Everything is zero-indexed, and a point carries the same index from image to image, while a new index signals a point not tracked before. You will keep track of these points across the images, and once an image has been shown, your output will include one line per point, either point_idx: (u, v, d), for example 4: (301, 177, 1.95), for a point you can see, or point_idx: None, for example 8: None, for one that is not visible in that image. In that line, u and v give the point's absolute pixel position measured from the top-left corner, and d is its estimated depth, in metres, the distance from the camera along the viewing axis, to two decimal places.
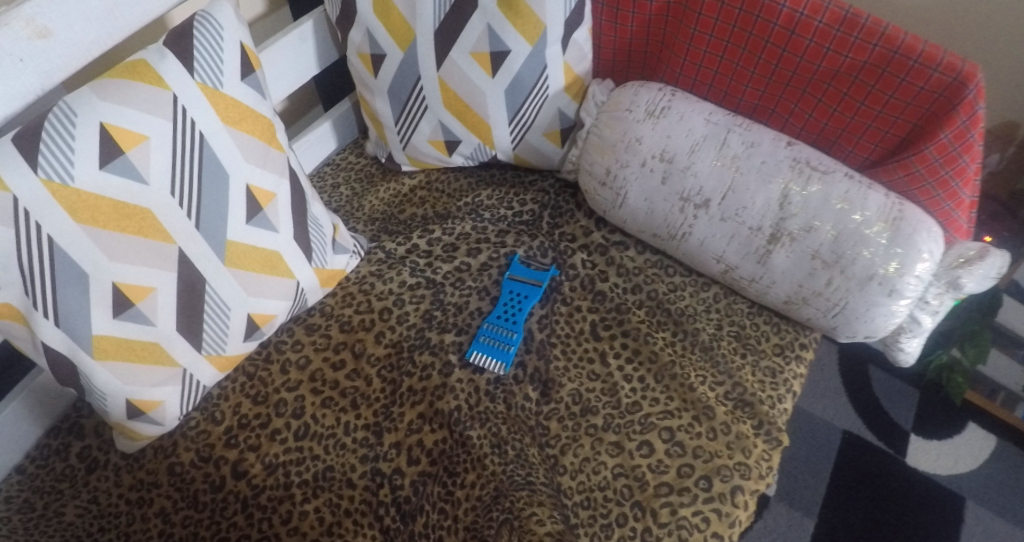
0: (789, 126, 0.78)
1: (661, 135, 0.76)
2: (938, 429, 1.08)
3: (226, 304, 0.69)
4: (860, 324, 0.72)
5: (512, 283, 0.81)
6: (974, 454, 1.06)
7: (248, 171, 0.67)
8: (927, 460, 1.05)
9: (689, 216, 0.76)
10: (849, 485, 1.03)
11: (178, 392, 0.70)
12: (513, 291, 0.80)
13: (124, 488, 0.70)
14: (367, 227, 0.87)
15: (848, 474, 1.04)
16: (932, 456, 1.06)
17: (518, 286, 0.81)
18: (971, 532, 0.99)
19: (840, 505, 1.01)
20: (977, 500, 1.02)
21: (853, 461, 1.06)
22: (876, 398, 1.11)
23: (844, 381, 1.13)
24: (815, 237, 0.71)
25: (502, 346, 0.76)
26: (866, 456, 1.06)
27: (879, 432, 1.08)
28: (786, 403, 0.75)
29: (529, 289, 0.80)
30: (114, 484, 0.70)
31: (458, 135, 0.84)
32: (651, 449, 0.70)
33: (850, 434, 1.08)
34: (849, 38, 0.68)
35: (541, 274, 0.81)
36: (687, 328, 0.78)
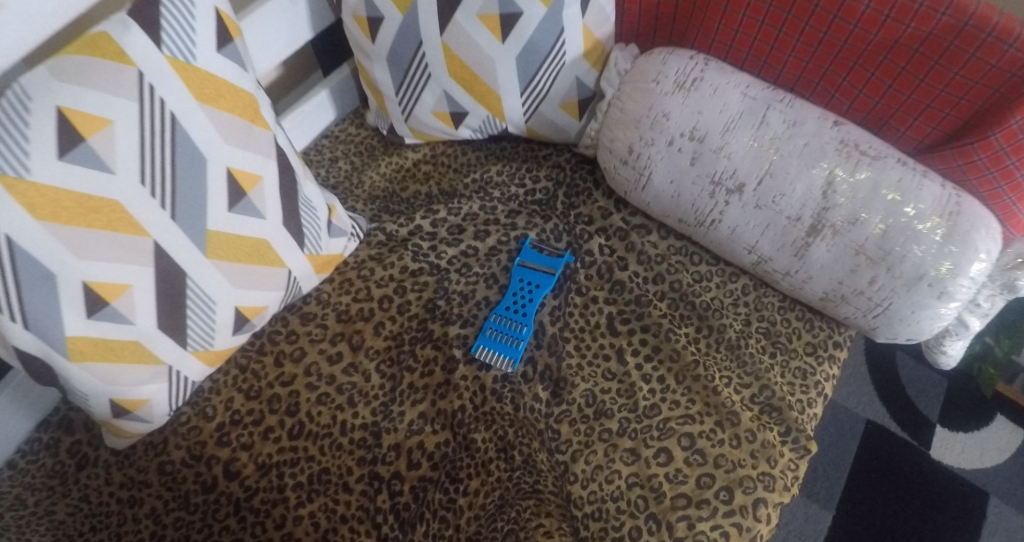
0: (835, 102, 0.69)
1: (692, 110, 0.68)
2: (967, 420, 1.03)
3: (211, 297, 0.64)
4: (902, 327, 0.66)
5: (522, 271, 0.75)
6: (1001, 447, 1.00)
7: (228, 154, 0.61)
8: (953, 453, 1.00)
9: (720, 202, 0.69)
10: (868, 477, 0.99)
11: (166, 391, 0.66)
12: (524, 279, 0.74)
13: (115, 486, 0.68)
14: (367, 206, 0.81)
15: (868, 465, 1.00)
16: (958, 449, 1.01)
17: (530, 274, 0.74)
18: (992, 530, 0.95)
19: (857, 497, 0.97)
20: (1000, 497, 0.97)
21: (874, 452, 1.01)
22: (903, 387, 1.06)
23: (870, 367, 1.08)
24: (860, 231, 0.63)
25: (510, 341, 0.70)
26: (888, 448, 1.01)
27: (904, 422, 1.03)
28: (816, 408, 0.70)
29: (541, 277, 0.74)
30: (104, 482, 0.68)
31: (463, 106, 0.77)
32: (670, 457, 0.65)
33: (874, 425, 1.03)
34: (912, 4, 0.59)
35: (555, 260, 0.75)
36: (713, 323, 0.72)
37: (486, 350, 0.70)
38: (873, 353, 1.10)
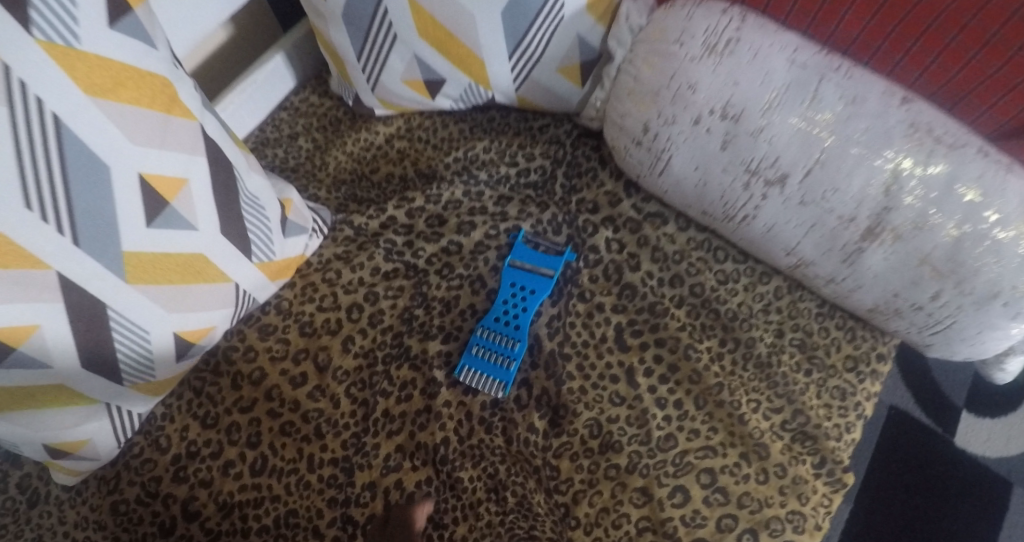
0: (900, 71, 0.53)
1: (724, 82, 0.54)
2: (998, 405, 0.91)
3: (142, 326, 0.54)
4: (961, 346, 0.55)
5: (514, 273, 0.63)
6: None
7: (139, 156, 0.50)
8: (978, 441, 0.89)
9: (756, 195, 0.56)
10: (886, 468, 0.89)
11: (109, 427, 0.58)
12: (516, 284, 0.63)
13: (69, 526, 0.61)
14: (332, 193, 0.69)
15: (887, 456, 0.90)
16: (983, 437, 0.90)
17: (523, 277, 0.63)
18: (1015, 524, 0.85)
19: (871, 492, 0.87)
20: None
21: (895, 441, 0.90)
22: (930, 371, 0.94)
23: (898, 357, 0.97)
24: (927, 236, 0.51)
25: (501, 362, 0.60)
26: (909, 436, 0.90)
27: (928, 406, 0.92)
28: (855, 433, 0.60)
29: (536, 282, 0.63)
30: (57, 523, 0.61)
31: (439, 73, 0.63)
32: (686, 497, 0.56)
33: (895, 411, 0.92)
34: None
35: (552, 260, 0.64)
36: (740, 336, 0.61)
37: (472, 373, 0.60)
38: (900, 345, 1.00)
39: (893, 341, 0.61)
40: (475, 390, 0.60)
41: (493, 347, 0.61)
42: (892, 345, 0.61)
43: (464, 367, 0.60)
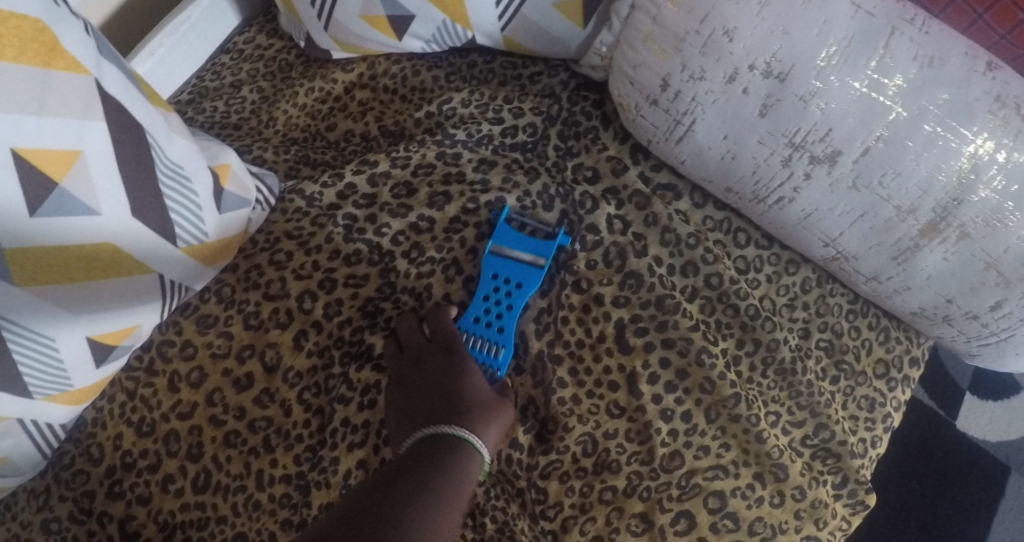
0: (978, 28, 0.43)
1: (771, 28, 0.41)
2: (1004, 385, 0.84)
3: (45, 331, 0.45)
4: (1014, 359, 0.48)
5: (499, 260, 0.53)
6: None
7: (10, 127, 0.39)
8: (979, 424, 0.82)
9: (798, 173, 0.45)
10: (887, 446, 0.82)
11: (28, 441, 0.49)
12: (503, 275, 0.52)
13: None
14: (280, 154, 0.57)
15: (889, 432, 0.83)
16: (985, 421, 0.82)
17: (511, 265, 0.52)
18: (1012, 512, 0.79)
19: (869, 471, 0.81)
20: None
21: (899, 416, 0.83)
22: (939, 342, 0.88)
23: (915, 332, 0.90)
24: (997, 237, 0.41)
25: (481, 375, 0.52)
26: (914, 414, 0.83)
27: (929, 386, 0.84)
28: (881, 448, 0.52)
29: (526, 273, 0.52)
30: None
31: (407, 8, 0.50)
32: (691, 524, 0.49)
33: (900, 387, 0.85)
34: None
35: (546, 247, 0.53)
36: (763, 338, 0.52)
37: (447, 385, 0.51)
38: None
39: (928, 341, 0.53)
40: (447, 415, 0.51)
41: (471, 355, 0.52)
42: (926, 347, 0.53)
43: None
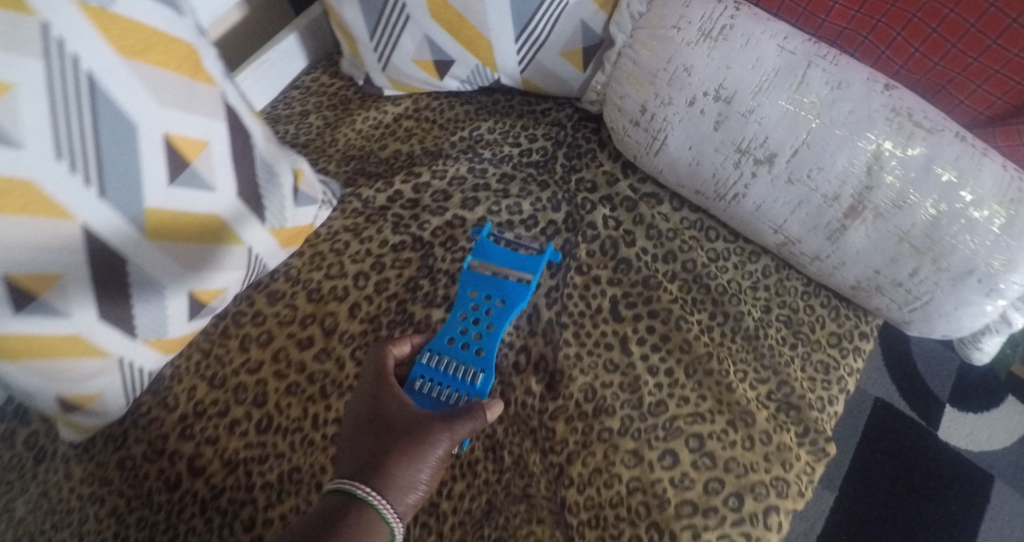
0: (884, 61, 0.57)
1: (718, 65, 0.57)
2: (979, 400, 1.00)
3: (158, 283, 0.56)
4: (941, 322, 0.58)
5: (479, 279, 0.64)
6: (1010, 429, 0.98)
7: (165, 116, 0.52)
8: (960, 435, 0.98)
9: (746, 173, 0.58)
10: (873, 455, 0.97)
11: (120, 382, 0.60)
12: (484, 292, 0.63)
13: (75, 481, 0.64)
14: (340, 167, 0.71)
15: (874, 443, 0.98)
16: (965, 432, 0.98)
17: (490, 282, 0.63)
18: (995, 513, 0.93)
19: (860, 475, 0.95)
20: (1005, 480, 0.95)
21: (884, 429, 0.98)
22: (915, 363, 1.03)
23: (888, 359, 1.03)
24: (906, 214, 0.54)
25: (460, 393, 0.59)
26: (897, 427, 0.98)
27: (914, 402, 1.00)
28: (838, 406, 0.63)
29: (507, 289, 0.63)
30: (64, 478, 0.64)
31: (448, 54, 0.66)
32: (676, 460, 0.59)
33: (882, 403, 1.00)
34: None
35: (527, 263, 0.64)
36: (729, 310, 0.64)
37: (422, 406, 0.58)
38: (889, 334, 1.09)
39: (876, 321, 0.65)
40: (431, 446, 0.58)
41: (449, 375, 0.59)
42: (876, 325, 0.65)
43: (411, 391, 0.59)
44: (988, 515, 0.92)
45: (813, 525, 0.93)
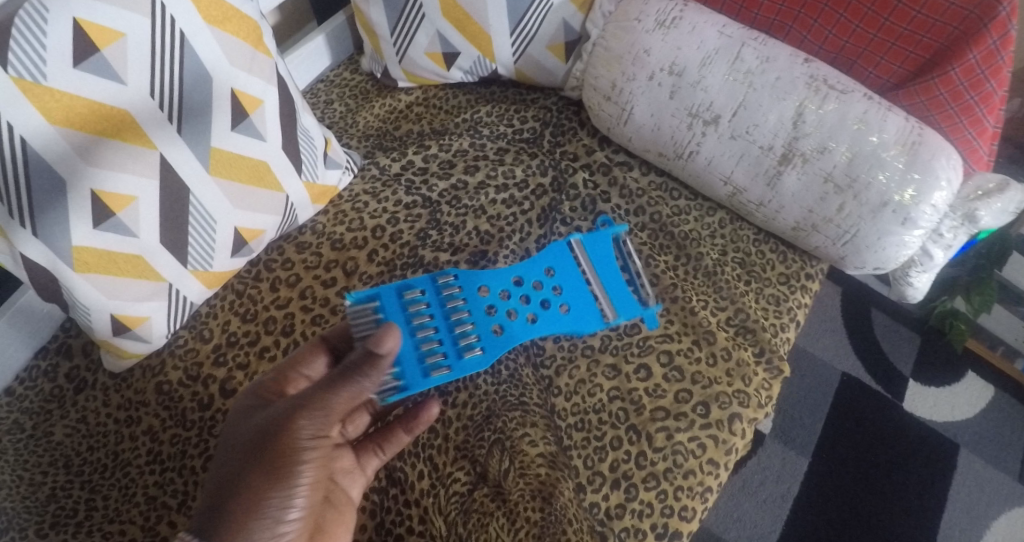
0: (807, 44, 0.72)
1: (671, 46, 0.71)
2: (941, 375, 1.10)
3: (212, 216, 0.66)
4: (869, 254, 0.69)
5: (573, 278, 0.74)
6: (971, 402, 1.08)
7: (233, 76, 0.64)
8: (926, 406, 1.07)
9: (698, 134, 0.71)
10: (844, 426, 1.05)
11: (166, 308, 0.68)
12: (556, 283, 0.74)
13: (113, 407, 0.70)
14: (361, 143, 0.84)
15: (844, 415, 1.06)
16: (931, 402, 1.07)
17: (571, 286, 0.74)
18: (963, 479, 1.02)
19: (834, 444, 1.03)
20: (971, 448, 1.04)
21: (851, 402, 1.07)
22: (878, 342, 1.11)
23: (854, 340, 1.11)
24: (827, 158, 0.66)
25: (449, 356, 0.67)
26: (864, 398, 1.07)
27: (879, 375, 1.09)
28: (789, 332, 0.74)
29: (585, 304, 0.73)
30: (103, 404, 0.70)
31: (455, 46, 0.80)
32: (649, 373, 0.70)
33: (849, 377, 1.08)
34: None
35: (620, 303, 0.72)
36: (691, 252, 0.76)
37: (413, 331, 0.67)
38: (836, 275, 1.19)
39: (819, 265, 0.76)
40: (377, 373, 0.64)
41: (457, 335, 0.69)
42: (820, 268, 0.76)
43: (411, 296, 0.69)
44: (958, 481, 1.02)
45: (788, 488, 1.00)
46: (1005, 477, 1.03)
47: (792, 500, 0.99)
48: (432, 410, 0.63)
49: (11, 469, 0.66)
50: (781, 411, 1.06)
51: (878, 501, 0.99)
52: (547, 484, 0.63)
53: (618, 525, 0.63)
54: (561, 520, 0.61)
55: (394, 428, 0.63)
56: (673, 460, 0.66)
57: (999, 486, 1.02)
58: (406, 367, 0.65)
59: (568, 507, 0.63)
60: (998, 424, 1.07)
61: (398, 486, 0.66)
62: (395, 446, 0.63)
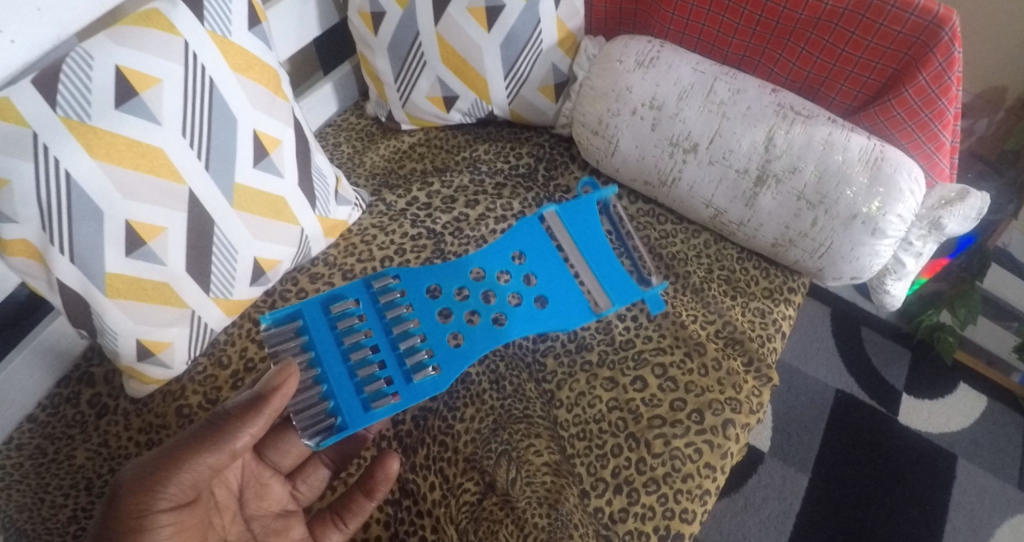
0: (775, 76, 0.80)
1: (651, 83, 0.78)
2: (934, 389, 1.13)
3: (233, 247, 0.71)
4: (845, 265, 0.74)
5: (558, 265, 0.82)
6: (965, 413, 1.11)
7: (256, 118, 0.70)
8: (922, 419, 1.10)
9: (679, 161, 0.78)
10: (842, 442, 1.07)
11: (187, 334, 0.72)
12: (529, 271, 0.81)
13: (133, 431, 0.73)
14: (368, 182, 0.90)
15: (841, 431, 1.08)
16: (926, 415, 1.11)
17: (550, 278, 0.81)
18: (963, 488, 1.05)
19: (833, 460, 1.06)
20: (968, 458, 1.07)
21: (847, 417, 1.10)
22: (868, 358, 1.16)
23: (845, 358, 1.16)
24: (798, 178, 0.72)
25: (396, 382, 0.71)
26: (860, 413, 1.10)
27: (872, 390, 1.12)
28: (775, 342, 0.78)
29: (571, 291, 0.80)
30: (124, 428, 0.73)
31: (455, 91, 0.87)
32: (645, 384, 0.74)
33: (843, 394, 1.12)
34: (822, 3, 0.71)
35: (612, 290, 0.79)
36: (678, 271, 0.82)
37: (349, 355, 0.72)
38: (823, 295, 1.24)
39: (800, 278, 0.82)
40: (315, 416, 0.68)
41: (402, 355, 0.74)
42: (801, 282, 0.82)
43: (342, 314, 0.74)
44: (958, 491, 1.04)
45: (790, 504, 1.02)
46: (1005, 485, 1.05)
47: (795, 516, 1.01)
48: (388, 467, 0.64)
49: (32, 492, 0.69)
50: (778, 429, 1.09)
51: (880, 514, 1.01)
52: (553, 491, 0.66)
53: (622, 529, 0.66)
54: (567, 525, 0.64)
55: (354, 495, 0.65)
56: (672, 465, 0.68)
57: (998, 495, 1.04)
58: (345, 405, 0.69)
59: (573, 512, 0.65)
60: (992, 435, 1.10)
61: (410, 498, 0.68)
62: (360, 513, 0.65)
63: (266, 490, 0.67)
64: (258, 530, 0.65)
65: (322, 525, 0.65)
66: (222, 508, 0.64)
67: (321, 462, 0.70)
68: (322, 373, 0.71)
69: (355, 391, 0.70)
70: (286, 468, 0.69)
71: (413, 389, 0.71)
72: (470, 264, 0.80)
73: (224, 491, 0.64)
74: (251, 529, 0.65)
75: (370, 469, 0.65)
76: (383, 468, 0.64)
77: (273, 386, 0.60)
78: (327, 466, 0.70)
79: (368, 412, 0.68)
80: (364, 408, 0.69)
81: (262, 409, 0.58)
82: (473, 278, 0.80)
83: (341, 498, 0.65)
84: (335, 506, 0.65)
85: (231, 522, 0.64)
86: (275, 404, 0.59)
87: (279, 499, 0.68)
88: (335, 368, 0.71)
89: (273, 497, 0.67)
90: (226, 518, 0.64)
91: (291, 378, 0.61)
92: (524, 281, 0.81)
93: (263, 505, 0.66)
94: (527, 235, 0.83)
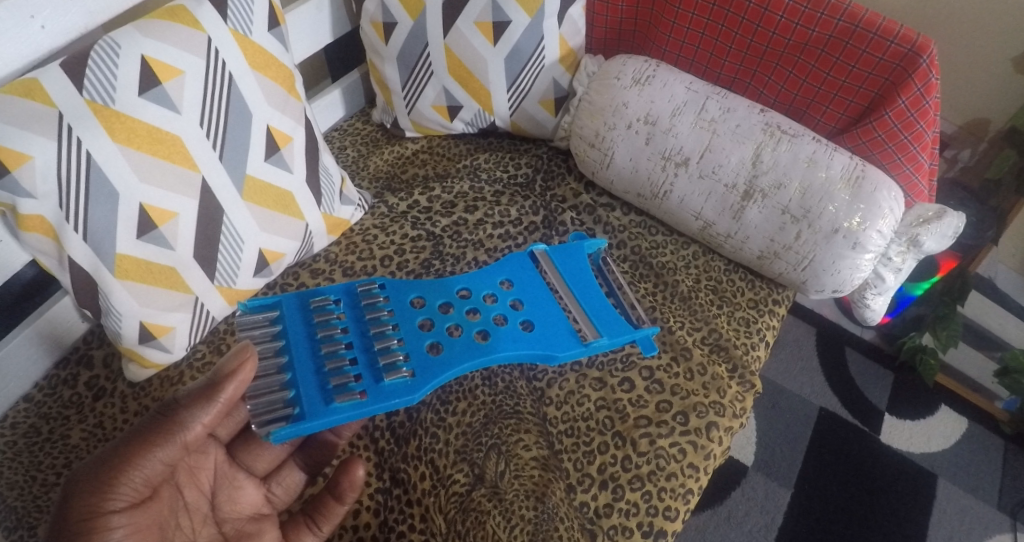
0: (763, 98, 0.85)
1: (646, 100, 0.82)
2: (916, 411, 1.16)
3: (240, 237, 0.73)
4: (827, 277, 0.77)
5: (544, 295, 0.81)
6: (947, 434, 1.14)
7: (271, 115, 0.73)
8: (903, 438, 1.13)
9: (670, 175, 0.82)
10: (825, 460, 1.09)
11: (188, 322, 0.74)
12: (515, 298, 0.80)
13: (129, 414, 0.74)
14: (371, 184, 0.94)
15: (823, 449, 1.11)
16: (907, 435, 1.13)
17: (537, 316, 0.79)
18: (943, 508, 1.07)
19: (816, 476, 1.08)
20: (948, 479, 1.09)
21: (829, 436, 1.12)
22: (852, 377, 1.18)
23: (829, 377, 1.18)
24: (783, 194, 0.76)
25: (366, 382, 0.68)
26: (843, 432, 1.12)
27: (855, 410, 1.15)
28: (759, 350, 0.81)
29: (558, 322, 0.79)
30: (120, 411, 0.74)
31: (459, 101, 0.91)
32: (632, 385, 0.76)
33: (826, 412, 1.14)
34: (808, 30, 0.76)
35: (603, 324, 0.79)
36: (667, 280, 0.85)
37: (322, 348, 0.70)
38: (811, 314, 1.27)
39: (786, 292, 0.85)
40: (271, 404, 0.65)
41: (376, 355, 0.71)
42: (787, 296, 0.85)
43: (317, 311, 0.73)
44: (937, 510, 1.06)
45: (773, 517, 1.04)
46: (985, 506, 1.07)
47: (777, 530, 1.02)
48: (354, 472, 0.63)
49: (24, 470, 0.69)
50: (762, 444, 1.11)
51: (861, 531, 1.03)
52: (540, 485, 0.68)
53: (607, 523, 0.68)
54: (553, 518, 0.66)
55: (326, 500, 0.64)
56: (656, 463, 0.70)
57: (977, 515, 1.06)
58: (307, 396, 0.66)
59: (559, 506, 0.67)
60: (973, 456, 1.12)
61: (400, 487, 0.70)
62: (332, 519, 0.64)
63: (239, 494, 0.66)
64: (229, 532, 0.64)
65: (296, 528, 0.65)
66: (191, 509, 0.62)
67: (296, 465, 0.70)
68: (289, 361, 0.68)
69: (320, 385, 0.67)
70: (260, 471, 0.69)
71: (382, 390, 0.68)
72: (457, 283, 0.80)
73: (195, 493, 0.62)
74: (223, 531, 0.64)
75: (336, 475, 0.63)
76: (348, 473, 0.63)
77: (228, 372, 0.58)
78: (302, 468, 0.71)
79: (331, 406, 0.65)
80: (327, 402, 0.66)
81: (214, 397, 0.57)
82: (460, 295, 0.80)
83: (313, 500, 0.65)
84: (308, 510, 0.65)
85: (201, 523, 0.63)
86: (228, 389, 0.58)
87: (252, 502, 0.66)
88: (302, 358, 0.69)
89: (247, 501, 0.66)
90: (196, 520, 0.62)
91: (248, 362, 0.60)
92: (510, 305, 0.80)
93: (237, 507, 0.65)
94: (518, 265, 0.83)
